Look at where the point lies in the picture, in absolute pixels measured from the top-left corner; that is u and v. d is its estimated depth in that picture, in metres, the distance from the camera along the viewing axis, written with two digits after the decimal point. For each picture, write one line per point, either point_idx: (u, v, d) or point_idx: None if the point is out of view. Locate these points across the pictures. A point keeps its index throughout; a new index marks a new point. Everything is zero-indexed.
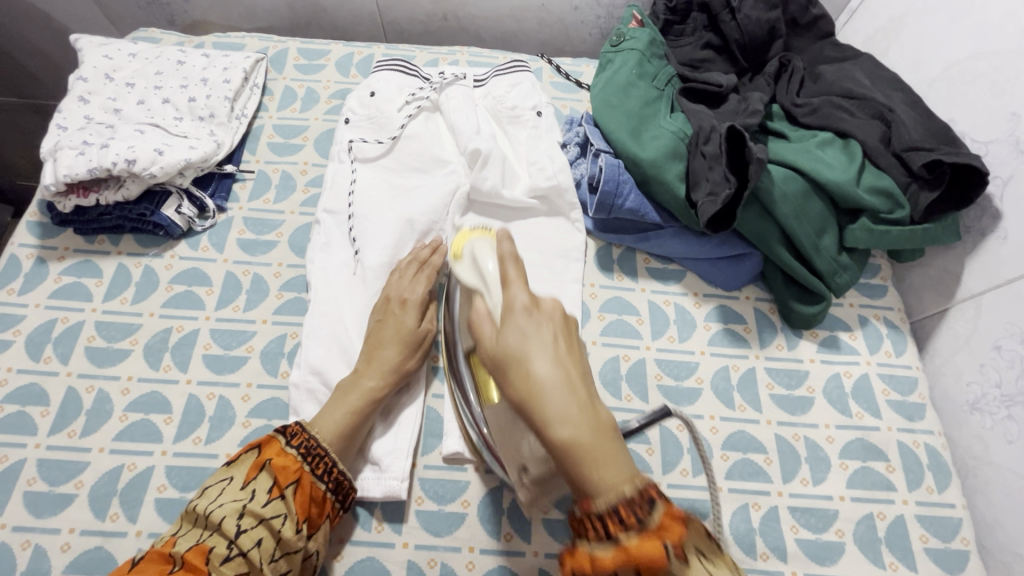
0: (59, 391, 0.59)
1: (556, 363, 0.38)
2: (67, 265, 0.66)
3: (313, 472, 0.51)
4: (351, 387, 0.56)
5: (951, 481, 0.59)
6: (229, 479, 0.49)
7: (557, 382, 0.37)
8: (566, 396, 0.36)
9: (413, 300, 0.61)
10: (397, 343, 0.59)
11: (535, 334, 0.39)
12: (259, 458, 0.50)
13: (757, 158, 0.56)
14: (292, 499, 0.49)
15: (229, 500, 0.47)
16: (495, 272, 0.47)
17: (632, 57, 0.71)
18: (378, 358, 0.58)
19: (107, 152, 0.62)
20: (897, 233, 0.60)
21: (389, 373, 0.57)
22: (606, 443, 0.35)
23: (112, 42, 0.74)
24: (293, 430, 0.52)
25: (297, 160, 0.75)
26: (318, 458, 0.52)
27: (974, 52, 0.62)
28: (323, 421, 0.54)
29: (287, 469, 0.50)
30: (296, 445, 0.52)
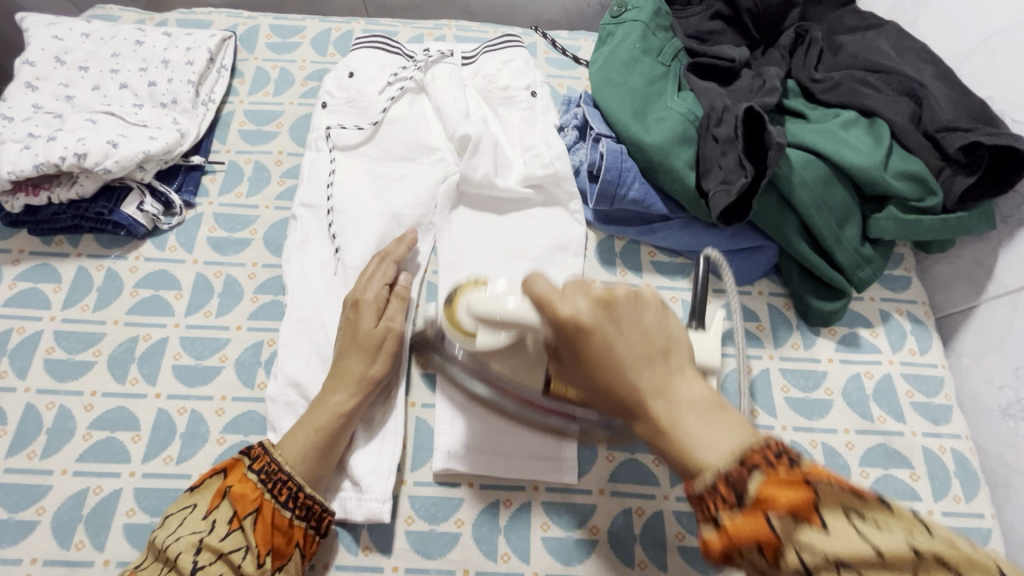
0: (17, 409, 0.55)
1: (644, 363, 0.36)
2: (22, 269, 0.61)
3: (275, 499, 0.47)
4: (316, 404, 0.51)
5: (980, 490, 0.55)
6: (191, 506, 0.45)
7: (647, 372, 0.36)
8: (659, 379, 0.36)
9: (369, 300, 0.56)
10: (357, 351, 0.53)
11: (630, 324, 0.37)
12: (220, 485, 0.46)
13: (778, 143, 0.50)
14: (253, 530, 0.45)
15: (187, 533, 0.43)
16: (519, 307, 0.44)
17: (635, 28, 0.64)
18: (341, 369, 0.53)
19: (55, 145, 0.56)
20: (929, 222, 0.55)
21: (353, 384, 0.52)
22: (715, 416, 0.35)
23: (63, 21, 0.67)
24: (255, 452, 0.48)
25: (271, 149, 0.69)
26: (277, 483, 0.47)
27: (1016, 19, 0.55)
28: (288, 443, 0.49)
29: (247, 497, 0.46)
30: (258, 468, 0.47)
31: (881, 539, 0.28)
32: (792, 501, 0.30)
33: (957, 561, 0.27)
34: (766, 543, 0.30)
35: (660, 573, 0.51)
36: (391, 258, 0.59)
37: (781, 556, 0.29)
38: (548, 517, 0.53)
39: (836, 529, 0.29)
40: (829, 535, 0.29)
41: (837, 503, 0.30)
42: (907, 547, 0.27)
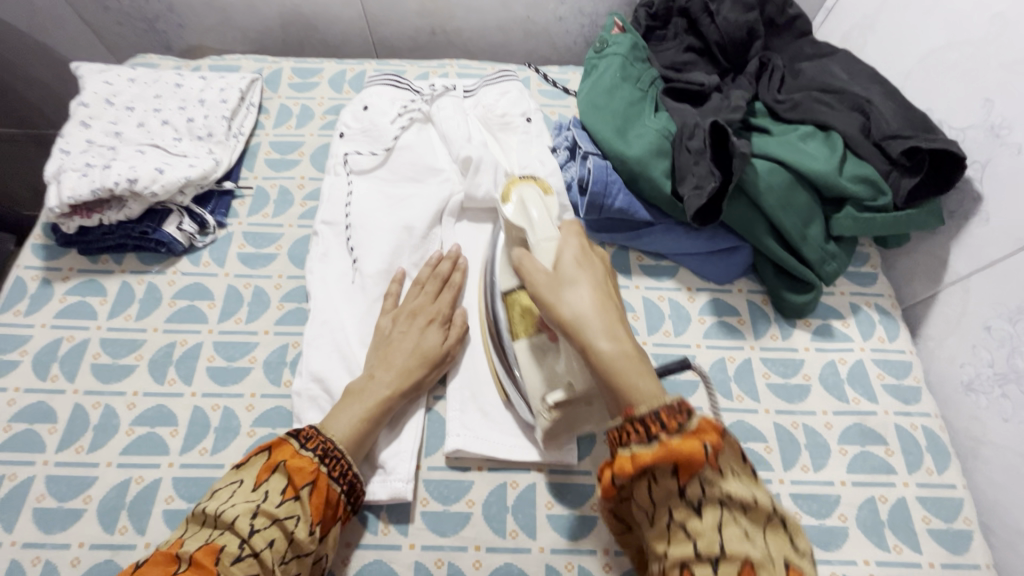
0: (66, 408, 0.60)
1: (603, 319, 0.44)
2: (72, 285, 0.68)
3: (329, 472, 0.51)
4: (364, 388, 0.57)
5: (951, 463, 0.59)
6: (240, 481, 0.49)
7: (571, 269, 0.47)
8: (581, 278, 0.47)
9: (425, 313, 0.63)
10: (415, 355, 0.59)
11: (587, 266, 0.48)
12: (269, 460, 0.50)
13: (740, 152, 0.58)
14: (307, 501, 0.49)
15: (242, 501, 0.47)
16: (541, 218, 0.55)
17: (616, 60, 0.73)
18: (394, 367, 0.59)
19: (109, 172, 0.63)
20: (882, 220, 0.62)
21: (402, 382, 0.58)
22: (604, 316, 0.44)
23: (111, 69, 0.76)
24: (308, 432, 0.53)
25: (294, 175, 0.77)
26: (333, 460, 0.52)
27: (946, 42, 0.64)
28: (334, 424, 0.54)
29: (304, 470, 0.50)
30: (313, 446, 0.52)
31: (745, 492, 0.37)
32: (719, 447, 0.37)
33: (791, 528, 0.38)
34: (685, 465, 0.37)
35: None
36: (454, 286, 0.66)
37: (693, 478, 0.37)
38: (552, 496, 0.58)
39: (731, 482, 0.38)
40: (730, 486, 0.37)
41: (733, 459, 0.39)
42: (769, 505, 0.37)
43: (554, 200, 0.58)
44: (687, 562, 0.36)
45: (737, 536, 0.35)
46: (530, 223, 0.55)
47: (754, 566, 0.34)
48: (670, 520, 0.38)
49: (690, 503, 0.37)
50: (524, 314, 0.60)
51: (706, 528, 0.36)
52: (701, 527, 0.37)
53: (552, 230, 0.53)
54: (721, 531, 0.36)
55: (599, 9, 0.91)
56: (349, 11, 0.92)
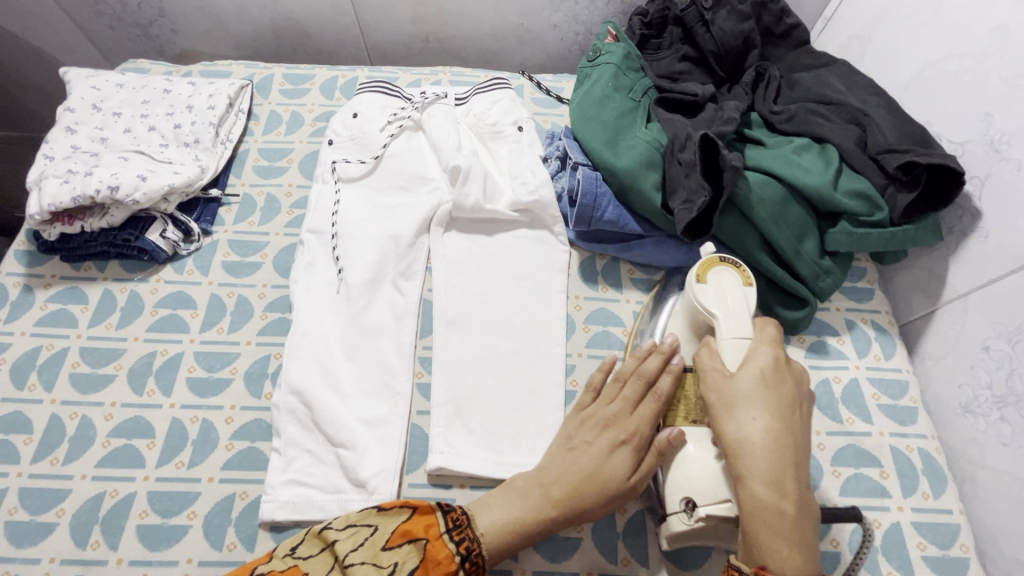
0: (42, 418, 0.59)
1: (774, 454, 0.43)
2: (53, 292, 0.67)
3: (461, 572, 0.47)
4: (525, 489, 0.51)
5: (947, 487, 0.57)
6: (373, 529, 0.48)
7: (748, 387, 0.46)
8: (760, 403, 0.45)
9: (622, 426, 0.52)
10: (600, 446, 0.52)
11: (772, 385, 0.46)
12: (411, 524, 0.49)
13: (732, 166, 0.57)
14: None
15: (368, 563, 0.46)
16: (737, 309, 0.51)
17: (608, 70, 0.72)
18: (579, 457, 0.52)
19: (91, 179, 0.63)
20: (877, 235, 0.60)
21: (574, 480, 0.50)
22: (775, 454, 0.43)
23: (100, 74, 0.76)
24: (456, 517, 0.49)
25: (282, 183, 0.76)
26: (474, 567, 0.47)
27: (944, 53, 0.62)
28: (486, 514, 0.50)
29: (442, 564, 0.47)
30: (461, 535, 0.48)
31: None
32: None
33: None
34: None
35: (642, 569, 0.54)
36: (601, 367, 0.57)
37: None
38: None
39: None
40: None
41: None
42: None
43: (755, 294, 0.53)
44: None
45: None
46: (718, 313, 0.51)
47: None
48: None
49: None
50: (682, 399, 0.54)
51: None
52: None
53: (744, 329, 0.50)
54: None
55: (594, 17, 0.90)
56: (342, 18, 0.91)
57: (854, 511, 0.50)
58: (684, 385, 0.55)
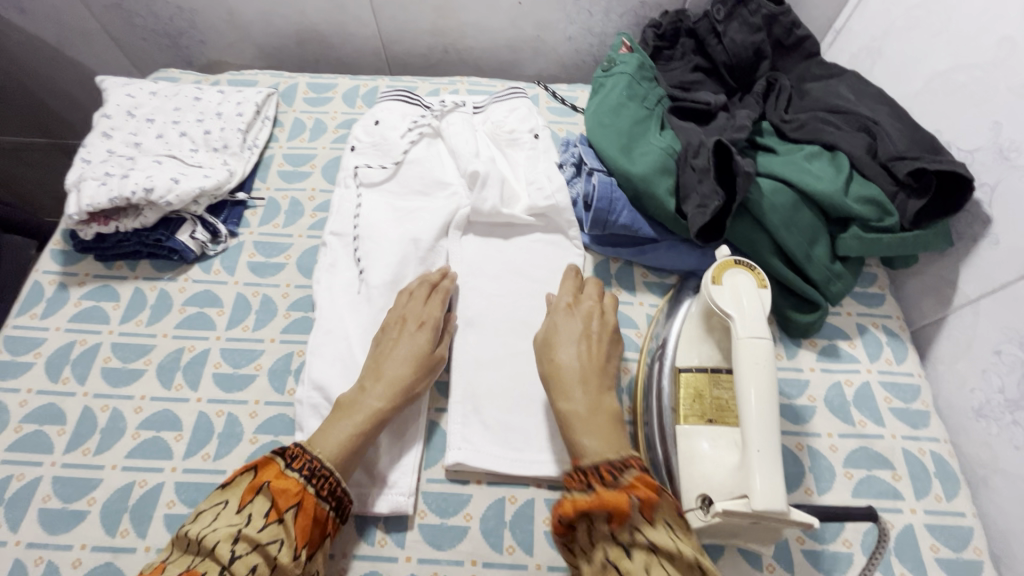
0: (75, 410, 0.62)
1: (584, 381, 0.55)
2: (87, 290, 0.69)
3: (317, 492, 0.50)
4: (354, 403, 0.56)
5: (960, 490, 0.58)
6: (223, 503, 0.49)
7: (568, 340, 0.58)
8: (573, 355, 0.57)
9: (414, 317, 0.63)
10: (405, 358, 0.59)
11: (563, 333, 0.59)
12: (253, 482, 0.50)
13: (745, 171, 0.58)
14: (292, 522, 0.48)
15: (223, 525, 0.47)
16: (753, 310, 0.52)
17: (623, 79, 0.74)
18: (382, 362, 0.59)
19: (127, 182, 0.65)
20: (888, 240, 0.62)
21: (392, 390, 0.57)
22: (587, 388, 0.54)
23: (135, 83, 0.79)
24: (293, 453, 0.52)
25: (306, 187, 0.78)
26: (320, 480, 0.51)
27: (953, 64, 0.64)
28: (323, 440, 0.53)
29: (288, 492, 0.49)
30: (298, 466, 0.51)
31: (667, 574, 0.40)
32: (648, 502, 0.44)
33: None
34: (617, 513, 0.43)
35: None
36: (443, 293, 0.65)
37: (625, 526, 0.43)
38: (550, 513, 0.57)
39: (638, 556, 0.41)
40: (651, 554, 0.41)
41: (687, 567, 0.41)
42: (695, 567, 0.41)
43: (770, 298, 0.54)
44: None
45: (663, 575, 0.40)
46: (735, 314, 0.52)
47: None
48: (604, 559, 0.43)
49: (623, 546, 0.42)
50: (697, 399, 0.55)
51: (637, 568, 0.40)
52: (632, 568, 0.41)
53: (761, 329, 0.51)
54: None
55: (608, 29, 0.92)
56: (363, 30, 0.95)
57: (871, 511, 0.50)
58: (698, 385, 0.56)
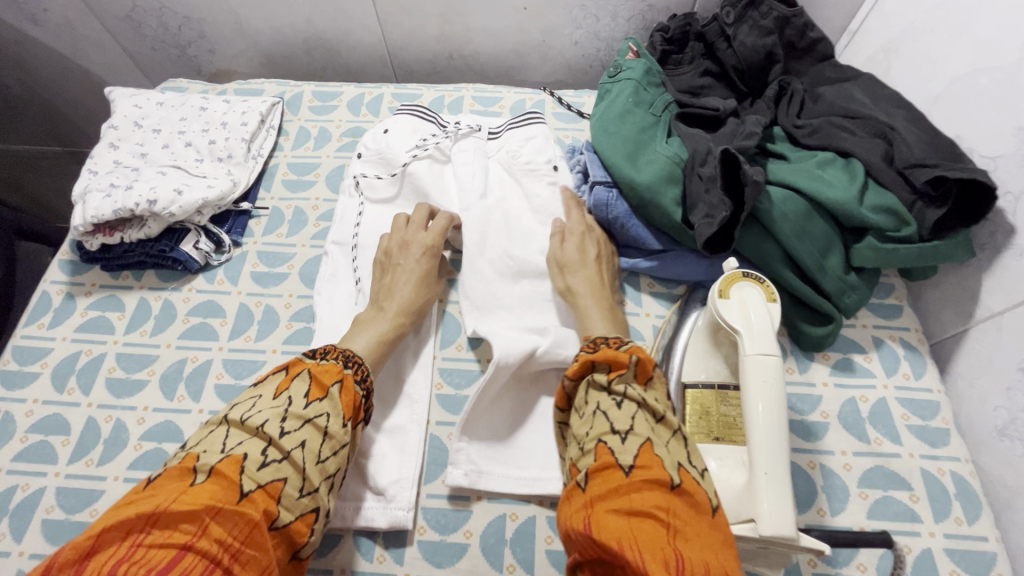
0: (79, 421, 0.62)
1: (593, 290, 0.63)
2: (93, 300, 0.70)
3: (353, 376, 0.53)
4: (374, 318, 0.61)
5: (982, 513, 0.55)
6: (258, 396, 0.49)
7: (573, 261, 0.65)
8: (583, 272, 0.64)
9: (416, 242, 0.66)
10: (414, 276, 0.64)
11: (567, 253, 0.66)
12: (288, 374, 0.51)
13: (753, 180, 0.56)
14: (336, 398, 0.50)
15: (268, 408, 0.47)
16: (762, 326, 0.50)
17: (628, 86, 0.73)
18: (396, 291, 0.63)
19: (131, 193, 0.66)
20: (906, 251, 0.59)
21: (406, 308, 0.62)
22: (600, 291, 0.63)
23: (141, 93, 0.80)
24: (326, 349, 0.54)
25: (309, 196, 0.78)
26: (356, 364, 0.54)
27: (974, 66, 0.61)
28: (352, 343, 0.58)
29: (330, 373, 0.51)
30: (333, 357, 0.53)
31: (643, 425, 0.45)
32: (644, 370, 0.49)
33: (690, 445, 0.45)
34: (615, 367, 0.49)
35: None
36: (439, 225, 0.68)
37: (618, 379, 0.48)
38: (551, 531, 0.56)
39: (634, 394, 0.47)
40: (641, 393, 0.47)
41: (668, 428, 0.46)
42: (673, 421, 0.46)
43: (779, 311, 0.52)
44: (602, 436, 0.45)
45: (644, 425, 0.45)
46: (742, 329, 0.51)
47: (652, 443, 0.43)
48: (595, 408, 0.48)
49: (613, 396, 0.47)
50: (703, 415, 0.54)
51: (621, 415, 0.46)
52: (619, 412, 0.46)
53: (770, 346, 0.49)
54: (634, 419, 0.45)
55: (615, 33, 0.91)
56: (369, 37, 0.94)
57: (884, 536, 0.50)
58: (705, 400, 0.54)
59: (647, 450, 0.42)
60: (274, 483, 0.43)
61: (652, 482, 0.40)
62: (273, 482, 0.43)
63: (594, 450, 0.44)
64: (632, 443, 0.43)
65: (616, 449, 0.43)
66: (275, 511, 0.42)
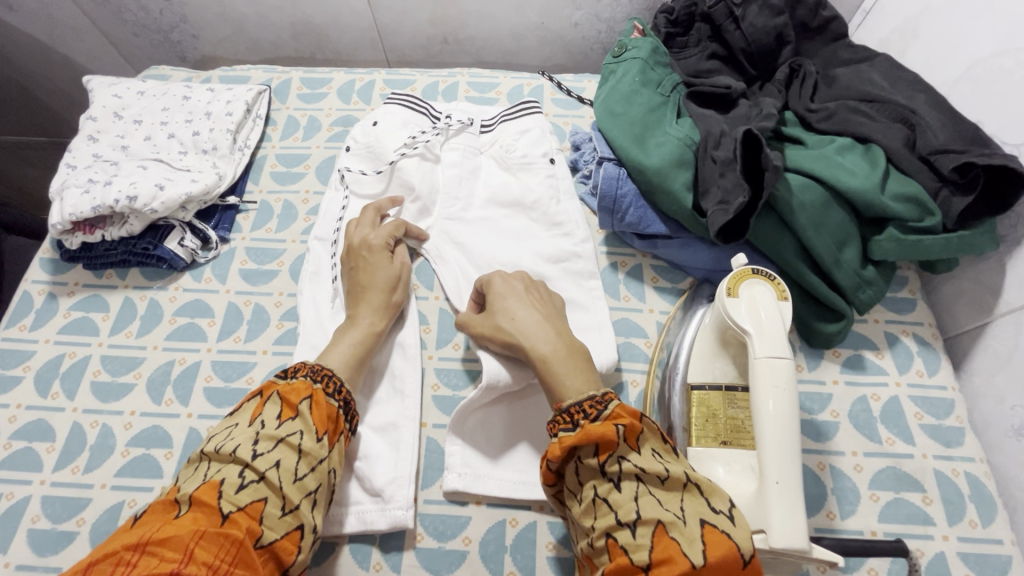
0: (65, 427, 0.60)
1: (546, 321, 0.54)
2: (76, 300, 0.68)
3: (324, 389, 0.51)
4: (348, 321, 0.59)
5: (998, 515, 0.53)
6: (235, 424, 0.48)
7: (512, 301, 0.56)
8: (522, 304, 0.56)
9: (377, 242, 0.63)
10: (385, 276, 0.62)
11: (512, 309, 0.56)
12: (261, 399, 0.50)
13: (773, 165, 0.53)
14: (308, 414, 0.49)
15: (241, 434, 0.46)
16: (772, 326, 0.48)
17: (635, 65, 0.69)
18: (368, 291, 0.61)
19: (110, 189, 0.63)
20: (930, 242, 0.56)
21: (381, 308, 0.60)
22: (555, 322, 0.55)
23: (121, 82, 0.76)
24: (295, 365, 0.53)
25: (299, 189, 0.75)
26: (326, 378, 0.52)
27: (998, 48, 0.58)
28: (331, 354, 0.56)
29: (299, 390, 0.50)
30: (302, 373, 0.52)
31: (649, 505, 0.40)
32: (633, 430, 0.43)
33: (705, 489, 0.42)
34: (604, 445, 0.42)
35: None
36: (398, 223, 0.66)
37: (610, 458, 0.42)
38: (553, 537, 0.54)
39: (630, 483, 0.42)
40: (640, 456, 0.42)
41: (678, 485, 0.41)
42: (682, 473, 0.42)
43: (791, 310, 0.50)
44: (610, 531, 0.40)
45: (652, 503, 0.40)
46: (752, 330, 0.48)
47: (665, 526, 0.39)
48: (594, 494, 0.43)
49: (610, 478, 0.42)
50: (710, 419, 0.51)
51: (625, 500, 0.41)
52: (621, 499, 0.41)
53: (782, 347, 0.47)
54: (637, 498, 0.41)
55: (616, 14, 0.87)
56: (359, 21, 0.90)
57: (898, 544, 0.49)
58: (713, 402, 0.52)
59: (662, 537, 0.38)
60: (254, 504, 0.42)
61: (686, 572, 0.36)
62: (253, 503, 0.42)
63: (607, 549, 0.40)
64: (643, 533, 0.39)
65: (630, 546, 0.39)
66: (257, 530, 0.41)
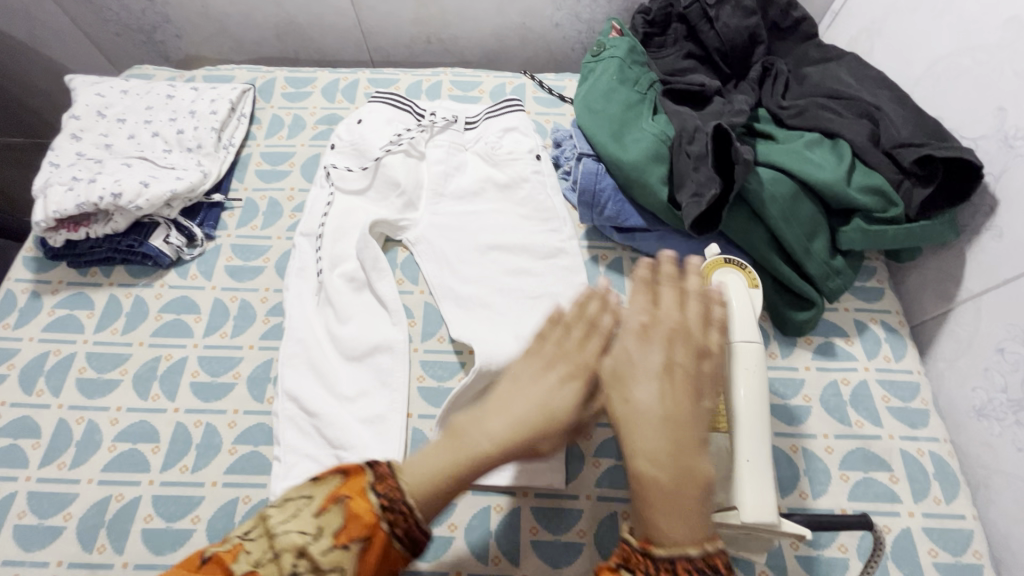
0: (50, 423, 0.60)
1: (660, 423, 0.42)
2: (60, 298, 0.68)
3: (390, 528, 0.42)
4: (462, 432, 0.46)
5: (960, 492, 0.56)
6: (306, 498, 0.43)
7: (640, 358, 0.45)
8: (654, 380, 0.44)
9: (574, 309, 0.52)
10: (549, 380, 0.49)
11: (640, 359, 0.45)
12: (338, 486, 0.43)
13: (744, 159, 0.56)
14: (358, 558, 0.41)
15: (295, 530, 0.41)
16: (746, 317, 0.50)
17: (612, 64, 0.71)
18: (514, 407, 0.48)
19: (94, 187, 0.63)
20: (893, 232, 0.59)
21: (533, 430, 0.47)
22: (679, 415, 0.42)
23: (105, 81, 0.77)
24: (382, 472, 0.44)
25: (284, 187, 0.76)
26: (394, 509, 0.42)
27: (956, 47, 0.60)
28: (411, 467, 0.44)
29: (361, 518, 0.41)
30: (379, 491, 0.43)
31: None
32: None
33: None
34: None
35: None
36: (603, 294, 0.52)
37: None
38: (537, 522, 0.56)
39: None
40: None
41: None
42: None
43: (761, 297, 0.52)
44: None
45: None
46: None
47: None
48: None
49: None
50: None
51: None
52: None
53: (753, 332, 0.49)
54: None
55: (595, 15, 0.89)
56: (343, 21, 0.91)
57: (865, 519, 0.49)
58: None
59: None
60: None
61: None
62: None
63: None
64: None
65: None
66: None
